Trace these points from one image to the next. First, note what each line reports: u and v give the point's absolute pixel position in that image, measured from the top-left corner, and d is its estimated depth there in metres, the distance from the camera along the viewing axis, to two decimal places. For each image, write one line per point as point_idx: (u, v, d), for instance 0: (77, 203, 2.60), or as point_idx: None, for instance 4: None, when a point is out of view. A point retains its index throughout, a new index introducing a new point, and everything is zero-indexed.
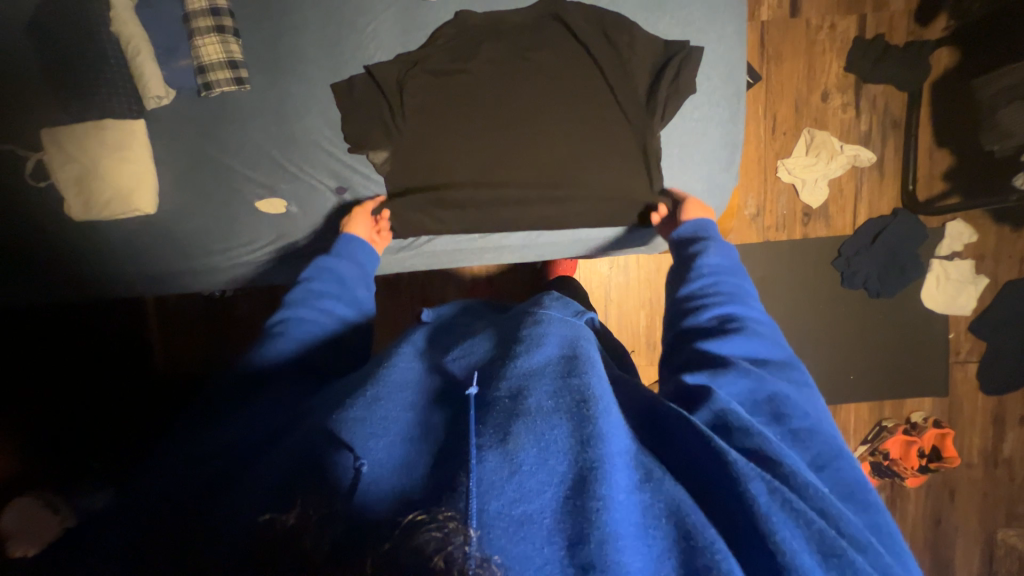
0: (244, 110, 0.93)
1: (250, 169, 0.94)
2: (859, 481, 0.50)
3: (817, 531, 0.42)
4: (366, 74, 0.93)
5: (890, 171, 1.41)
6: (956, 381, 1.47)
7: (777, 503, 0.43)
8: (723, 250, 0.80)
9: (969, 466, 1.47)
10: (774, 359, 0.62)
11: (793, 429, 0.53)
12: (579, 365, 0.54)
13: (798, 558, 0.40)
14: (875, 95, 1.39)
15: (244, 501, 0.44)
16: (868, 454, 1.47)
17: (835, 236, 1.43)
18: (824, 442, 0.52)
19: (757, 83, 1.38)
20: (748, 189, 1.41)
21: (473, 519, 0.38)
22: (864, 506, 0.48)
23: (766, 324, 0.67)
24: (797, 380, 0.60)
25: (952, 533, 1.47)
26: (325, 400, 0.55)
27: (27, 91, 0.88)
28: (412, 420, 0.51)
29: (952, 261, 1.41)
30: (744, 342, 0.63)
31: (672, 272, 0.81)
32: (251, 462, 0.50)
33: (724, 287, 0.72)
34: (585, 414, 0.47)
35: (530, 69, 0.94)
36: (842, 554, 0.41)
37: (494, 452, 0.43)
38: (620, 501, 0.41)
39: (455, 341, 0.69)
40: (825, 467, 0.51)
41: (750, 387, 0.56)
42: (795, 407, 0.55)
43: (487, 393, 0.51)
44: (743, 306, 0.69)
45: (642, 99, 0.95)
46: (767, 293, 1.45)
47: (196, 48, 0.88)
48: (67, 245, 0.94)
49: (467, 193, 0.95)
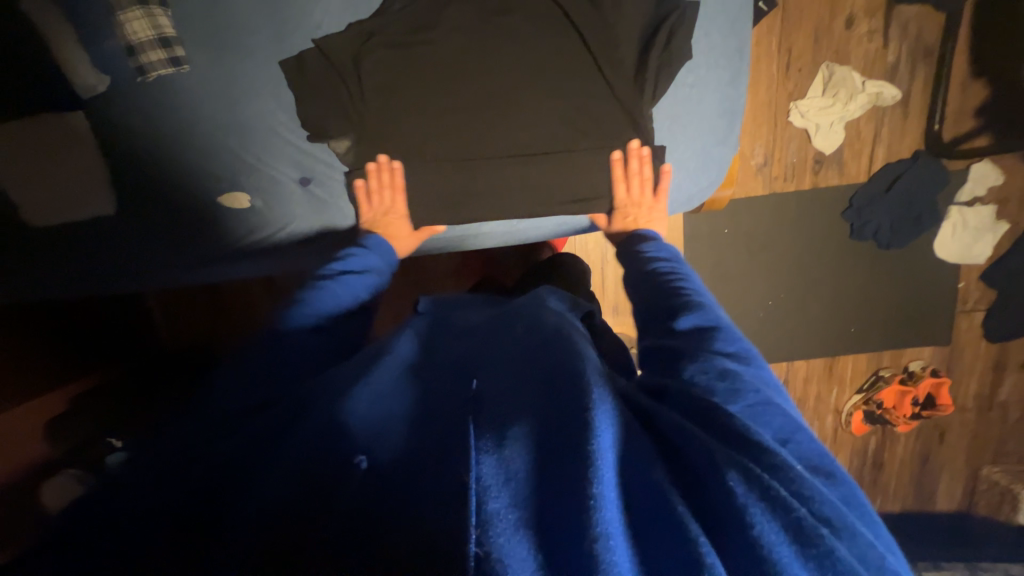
0: (188, 94, 0.85)
1: (206, 161, 0.88)
2: (822, 454, 0.46)
3: (795, 520, 0.37)
4: (316, 48, 0.83)
5: (915, 109, 1.28)
6: (960, 330, 1.44)
7: (756, 493, 0.39)
8: (662, 247, 0.80)
9: (962, 410, 1.49)
10: (723, 330, 0.59)
11: (748, 405, 0.49)
12: (572, 347, 0.53)
13: (775, 548, 0.36)
14: (907, 18, 1.22)
15: (248, 500, 0.44)
16: (862, 403, 1.48)
17: (847, 184, 1.34)
18: (783, 416, 0.48)
19: (771, 10, 1.22)
20: (755, 135, 1.30)
21: (473, 516, 0.38)
22: (836, 480, 0.43)
23: (706, 298, 0.66)
24: (742, 354, 0.56)
25: (937, 471, 1.53)
26: (315, 394, 0.54)
27: None
28: (411, 412, 0.52)
29: (972, 207, 1.32)
30: (691, 322, 0.61)
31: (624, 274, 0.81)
32: (261, 462, 0.49)
33: (666, 277, 0.72)
34: (581, 400, 0.44)
35: (503, 28, 0.84)
36: (823, 544, 0.36)
37: (491, 457, 0.42)
38: (611, 498, 0.39)
39: (454, 327, 0.68)
40: (790, 441, 0.46)
41: (700, 367, 0.53)
42: (746, 381, 0.51)
43: (489, 392, 0.49)
44: (687, 288, 0.68)
45: (629, 53, 0.84)
46: (769, 248, 1.39)
47: (121, 26, 0.79)
48: (30, 249, 0.90)
49: (441, 176, 0.89)
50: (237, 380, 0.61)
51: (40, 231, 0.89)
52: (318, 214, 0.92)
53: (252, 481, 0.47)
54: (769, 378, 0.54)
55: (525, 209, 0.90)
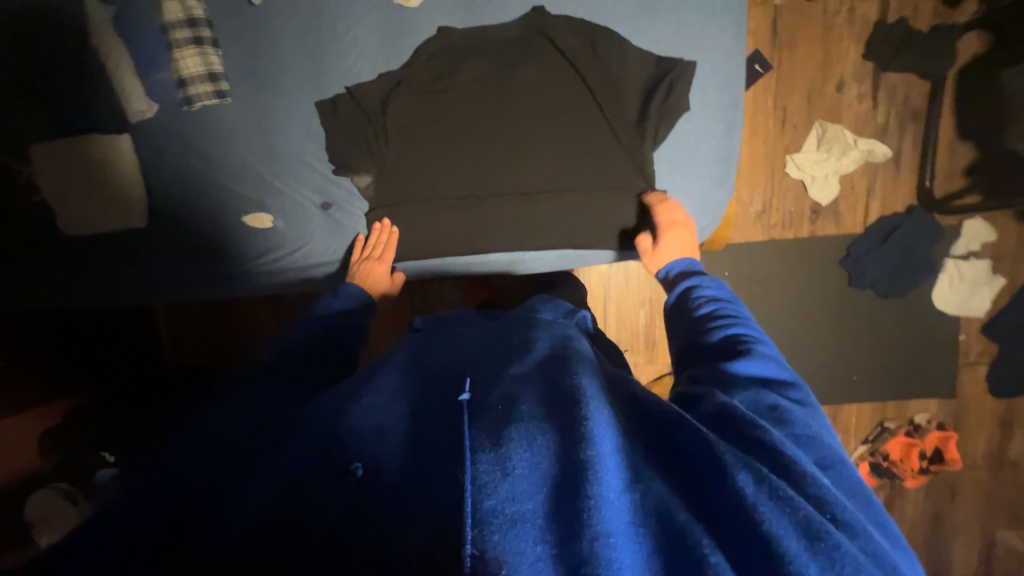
0: (225, 123, 0.92)
1: (235, 183, 0.94)
2: (858, 484, 0.46)
3: (805, 518, 0.39)
4: (348, 95, 0.91)
5: (906, 166, 1.34)
6: (965, 384, 1.43)
7: (766, 493, 0.41)
8: (722, 287, 0.74)
9: (972, 467, 1.45)
10: (781, 380, 0.56)
11: (793, 434, 0.49)
12: (569, 363, 0.58)
13: (785, 545, 0.37)
14: (895, 83, 1.31)
15: (246, 503, 0.45)
16: (867, 454, 1.45)
17: (844, 234, 1.38)
18: (827, 449, 0.48)
19: (766, 72, 1.32)
20: (754, 184, 1.36)
21: (468, 516, 0.39)
22: (869, 505, 0.45)
23: (771, 349, 0.62)
24: (802, 399, 0.55)
25: (951, 532, 1.47)
26: (321, 407, 0.56)
27: (10, 105, 0.88)
28: (409, 419, 0.54)
29: (968, 260, 1.36)
30: (755, 364, 0.58)
31: (670, 306, 0.77)
32: (252, 471, 0.49)
33: (725, 317, 0.67)
34: (577, 412, 0.47)
35: (517, 77, 0.91)
36: (829, 539, 0.37)
37: (487, 455, 0.44)
38: (612, 500, 0.40)
39: (444, 339, 0.73)
40: (827, 471, 0.46)
41: (751, 398, 0.53)
42: (799, 418, 0.50)
43: (480, 399, 0.53)
44: (745, 333, 0.64)
45: (631, 106, 0.92)
46: (770, 293, 1.41)
47: (176, 62, 0.88)
48: (57, 259, 0.96)
49: (453, 208, 0.94)
50: (235, 400, 0.63)
51: (72, 238, 0.94)
52: (324, 239, 0.97)
53: (243, 486, 0.47)
54: (823, 422, 0.52)
55: (532, 241, 0.95)
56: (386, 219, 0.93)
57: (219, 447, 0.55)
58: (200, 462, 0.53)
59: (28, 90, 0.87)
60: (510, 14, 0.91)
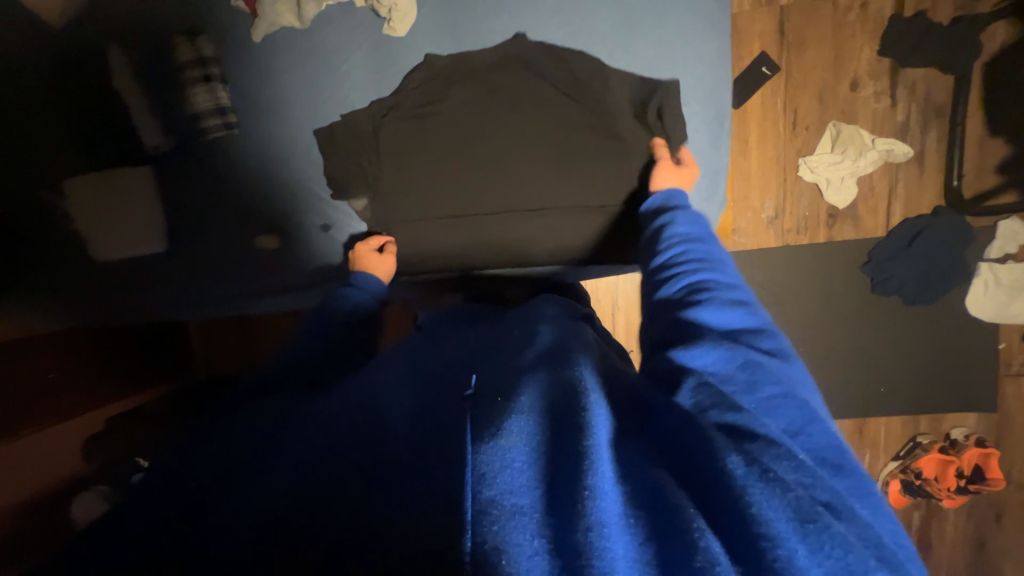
0: (233, 153, 0.98)
1: (244, 210, 1.00)
2: (832, 445, 0.49)
3: (795, 499, 0.40)
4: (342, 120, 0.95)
5: (932, 166, 1.27)
6: (1007, 397, 1.33)
7: (755, 474, 0.42)
8: (696, 223, 0.77)
9: (1020, 487, 1.34)
10: (753, 329, 0.61)
11: (765, 398, 0.52)
12: (570, 355, 0.57)
13: (775, 526, 0.38)
14: (915, 80, 1.24)
15: (252, 500, 0.48)
16: (899, 472, 1.37)
17: (864, 239, 1.31)
18: (797, 409, 0.51)
19: (775, 74, 1.28)
20: (765, 189, 1.31)
21: (468, 510, 0.40)
22: (845, 472, 0.47)
23: (739, 292, 0.66)
24: (771, 350, 0.58)
25: (997, 557, 1.36)
26: (311, 414, 0.58)
27: (48, 144, 0.97)
28: (406, 410, 0.54)
29: (1005, 264, 1.27)
30: (717, 313, 0.62)
31: (643, 248, 0.81)
32: (261, 462, 0.52)
33: (694, 259, 0.71)
34: (579, 402, 0.48)
35: (508, 97, 0.93)
36: (820, 519, 0.39)
37: (489, 446, 0.44)
38: (607, 489, 0.41)
39: (444, 335, 0.76)
40: (799, 434, 0.49)
41: (722, 356, 0.56)
42: (767, 373, 0.54)
43: (484, 391, 0.52)
44: (712, 277, 0.68)
45: (618, 121, 0.93)
46: (787, 301, 1.36)
47: (189, 99, 0.95)
48: (89, 281, 1.05)
49: (449, 226, 0.98)
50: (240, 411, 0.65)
51: (101, 260, 1.03)
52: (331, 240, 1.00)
53: (246, 487, 0.50)
54: (797, 373, 0.56)
55: (529, 253, 0.99)
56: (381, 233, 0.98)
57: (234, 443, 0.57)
58: (208, 459, 0.55)
59: (64, 129, 0.96)
60: (492, 40, 0.93)
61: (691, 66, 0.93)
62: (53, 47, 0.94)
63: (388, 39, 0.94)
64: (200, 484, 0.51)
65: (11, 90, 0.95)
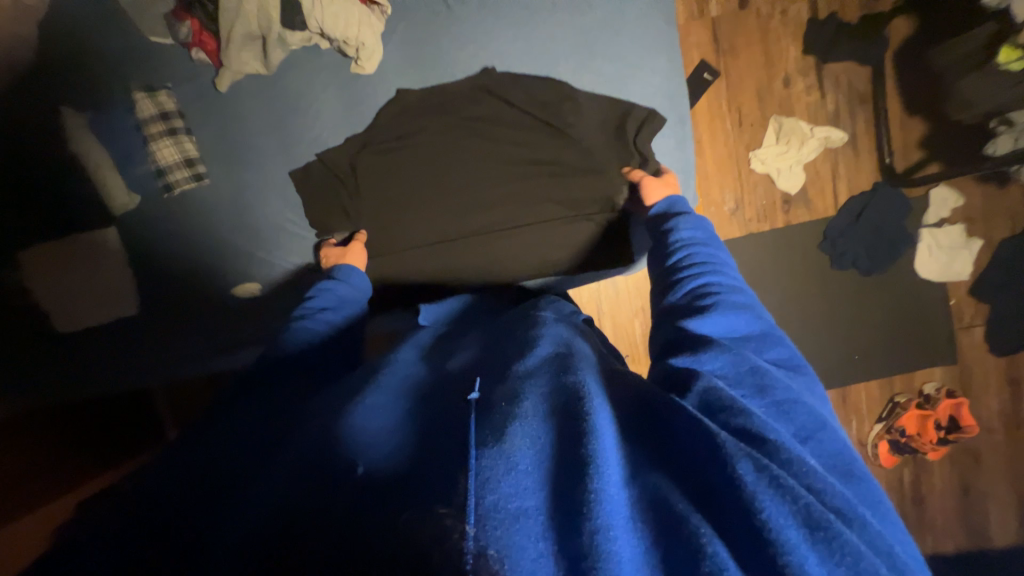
0: (201, 203, 0.97)
1: (218, 261, 0.98)
2: (839, 451, 0.51)
3: (805, 507, 0.41)
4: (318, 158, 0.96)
5: (865, 147, 1.39)
6: (964, 348, 1.44)
7: (766, 481, 0.42)
8: (700, 227, 0.81)
9: (990, 430, 1.44)
10: (753, 338, 0.63)
11: (775, 402, 0.53)
12: (572, 362, 0.58)
13: (785, 534, 0.39)
14: (837, 72, 1.37)
15: (240, 522, 0.46)
16: (885, 433, 1.44)
17: (818, 219, 1.41)
18: (806, 415, 0.53)
19: (715, 78, 1.38)
20: (724, 184, 1.40)
21: (471, 515, 0.38)
22: (849, 478, 0.49)
23: (743, 298, 0.69)
24: (775, 358, 0.61)
25: (983, 500, 1.45)
26: (303, 431, 0.57)
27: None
28: (407, 427, 0.55)
29: (941, 228, 1.39)
30: (722, 318, 0.64)
31: (649, 251, 0.84)
32: (244, 486, 0.51)
33: (699, 266, 0.74)
34: (580, 406, 0.49)
35: (476, 122, 0.97)
36: (830, 528, 0.40)
37: (491, 450, 0.43)
38: (613, 493, 0.41)
39: (453, 347, 0.75)
40: (810, 440, 0.51)
41: (731, 361, 0.57)
42: (776, 380, 0.55)
43: (488, 397, 0.52)
44: (716, 282, 0.71)
45: (584, 134, 0.97)
46: (759, 285, 1.43)
47: (152, 153, 0.93)
48: (49, 355, 0.98)
49: (434, 251, 0.98)
50: (209, 430, 0.62)
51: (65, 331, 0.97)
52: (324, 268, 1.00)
53: (230, 508, 0.48)
54: (801, 380, 0.59)
55: (514, 269, 1.00)
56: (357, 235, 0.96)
57: (214, 465, 0.55)
58: (179, 479, 0.53)
59: (8, 198, 0.92)
60: (458, 72, 0.99)
61: (643, 79, 1.00)
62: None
63: (357, 77, 0.97)
64: (176, 502, 0.50)
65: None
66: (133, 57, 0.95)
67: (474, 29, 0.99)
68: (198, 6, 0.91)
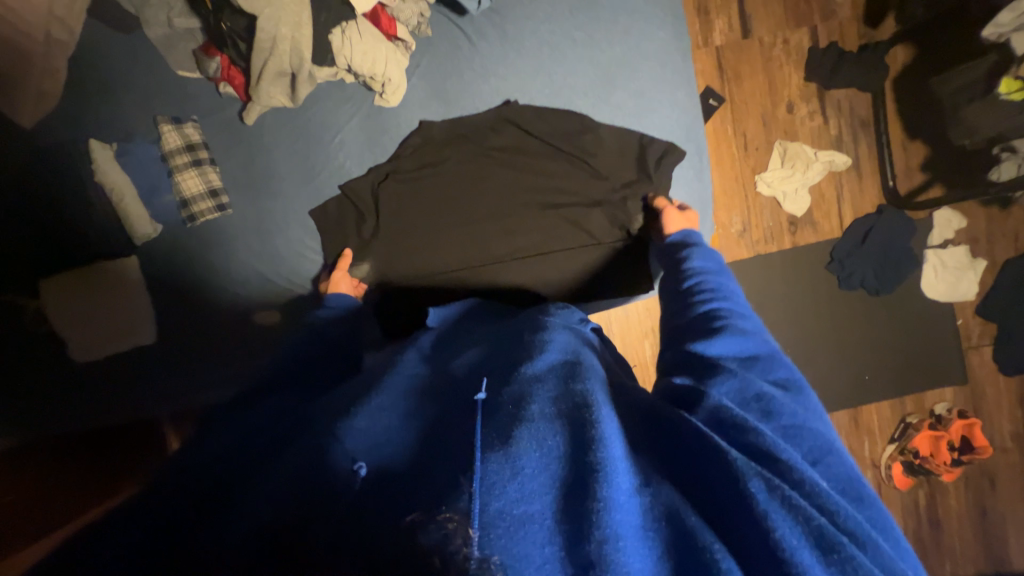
0: (224, 232, 1.02)
1: (240, 288, 1.03)
2: (850, 477, 0.50)
3: (816, 527, 0.41)
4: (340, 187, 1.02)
5: (868, 170, 1.42)
6: (974, 367, 1.45)
7: (778, 500, 0.43)
8: (709, 257, 0.83)
9: (1003, 450, 1.44)
10: (761, 360, 0.62)
11: (782, 426, 0.53)
12: (580, 369, 0.59)
13: (798, 555, 0.40)
14: (839, 99, 1.41)
15: (252, 513, 0.47)
16: (898, 454, 1.43)
17: (824, 240, 1.43)
18: (815, 438, 0.52)
19: (721, 104, 1.41)
20: (730, 207, 1.42)
21: (474, 519, 0.39)
22: (863, 503, 0.48)
23: (751, 322, 0.69)
24: (784, 381, 0.60)
25: (999, 521, 1.43)
26: (313, 425, 0.58)
27: (31, 248, 0.99)
28: (413, 428, 0.55)
29: (946, 249, 1.41)
30: (731, 342, 0.64)
31: (664, 277, 0.86)
32: (251, 479, 0.53)
33: (709, 292, 0.75)
34: (587, 413, 0.49)
35: (494, 154, 1.01)
36: (842, 549, 0.40)
37: (496, 454, 0.44)
38: (621, 502, 0.42)
39: (456, 349, 0.74)
40: (818, 463, 0.50)
41: (736, 385, 0.56)
42: (783, 405, 0.54)
43: (495, 398, 0.53)
44: (726, 308, 0.71)
45: (594, 167, 1.01)
46: (768, 306, 1.44)
47: (178, 185, 1.00)
48: (71, 380, 1.03)
49: (451, 277, 1.01)
50: (222, 430, 0.64)
51: (83, 363, 1.02)
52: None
53: (236, 508, 0.49)
54: (810, 404, 0.57)
55: (533, 294, 1.01)
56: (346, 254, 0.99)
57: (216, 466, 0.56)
58: (181, 483, 0.53)
59: (45, 231, 0.99)
60: (478, 105, 1.04)
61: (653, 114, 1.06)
62: (40, 153, 0.99)
63: (381, 109, 1.03)
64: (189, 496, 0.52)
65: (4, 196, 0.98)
66: (163, 96, 1.02)
67: (498, 62, 1.05)
68: (230, 43, 0.95)
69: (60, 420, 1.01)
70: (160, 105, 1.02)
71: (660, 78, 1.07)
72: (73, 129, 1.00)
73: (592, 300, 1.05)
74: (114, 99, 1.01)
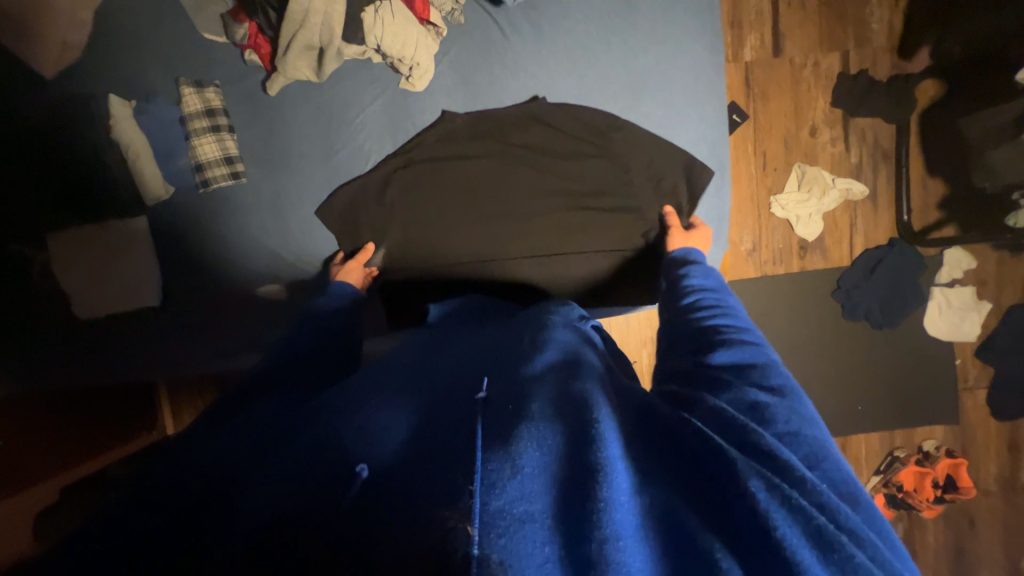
0: (239, 202, 1.02)
1: (252, 263, 1.03)
2: (848, 480, 0.45)
3: (816, 526, 0.38)
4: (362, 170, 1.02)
5: (884, 202, 1.42)
6: (967, 409, 1.45)
7: (778, 501, 0.40)
8: (708, 276, 0.81)
9: (986, 493, 1.45)
10: (762, 366, 0.58)
11: (779, 433, 0.48)
12: (579, 369, 0.58)
13: (798, 556, 0.37)
14: (863, 127, 1.40)
15: (255, 506, 0.47)
16: (881, 486, 1.45)
17: (833, 267, 1.43)
18: (811, 443, 0.47)
19: (744, 121, 1.40)
20: (743, 225, 1.41)
21: (474, 518, 0.37)
22: (860, 505, 0.44)
23: (752, 335, 0.64)
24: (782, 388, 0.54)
25: (974, 562, 1.45)
26: (308, 420, 0.57)
27: (40, 200, 0.99)
28: (406, 415, 0.54)
29: (953, 288, 1.41)
30: (731, 351, 0.60)
31: (662, 298, 0.83)
32: (250, 473, 0.51)
33: (706, 311, 0.71)
34: (587, 414, 0.48)
35: (518, 149, 1.03)
36: (842, 549, 0.37)
37: (496, 455, 0.43)
38: (621, 502, 0.40)
39: (452, 341, 0.75)
40: (817, 467, 0.46)
41: (732, 398, 0.53)
42: (779, 411, 0.50)
43: (495, 397, 0.52)
44: (726, 321, 0.68)
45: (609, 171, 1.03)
46: (770, 328, 1.44)
47: (193, 148, 0.99)
48: (66, 338, 1.03)
49: (464, 268, 1.03)
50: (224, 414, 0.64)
51: (86, 323, 1.03)
52: None
53: (234, 507, 0.48)
54: (809, 414, 0.51)
55: (537, 287, 1.04)
56: (370, 246, 0.99)
57: (212, 453, 0.55)
58: (188, 465, 0.53)
59: (54, 185, 0.99)
60: (503, 102, 1.04)
61: (675, 129, 1.06)
62: (57, 106, 0.98)
63: (406, 93, 1.02)
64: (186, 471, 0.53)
65: (19, 147, 0.98)
66: (186, 56, 1.00)
67: (529, 60, 1.04)
68: (261, 12, 0.95)
69: (55, 373, 1.03)
70: (183, 68, 1.00)
71: (687, 90, 1.07)
72: (93, 84, 0.99)
73: (595, 303, 1.06)
74: (135, 56, 1.00)
